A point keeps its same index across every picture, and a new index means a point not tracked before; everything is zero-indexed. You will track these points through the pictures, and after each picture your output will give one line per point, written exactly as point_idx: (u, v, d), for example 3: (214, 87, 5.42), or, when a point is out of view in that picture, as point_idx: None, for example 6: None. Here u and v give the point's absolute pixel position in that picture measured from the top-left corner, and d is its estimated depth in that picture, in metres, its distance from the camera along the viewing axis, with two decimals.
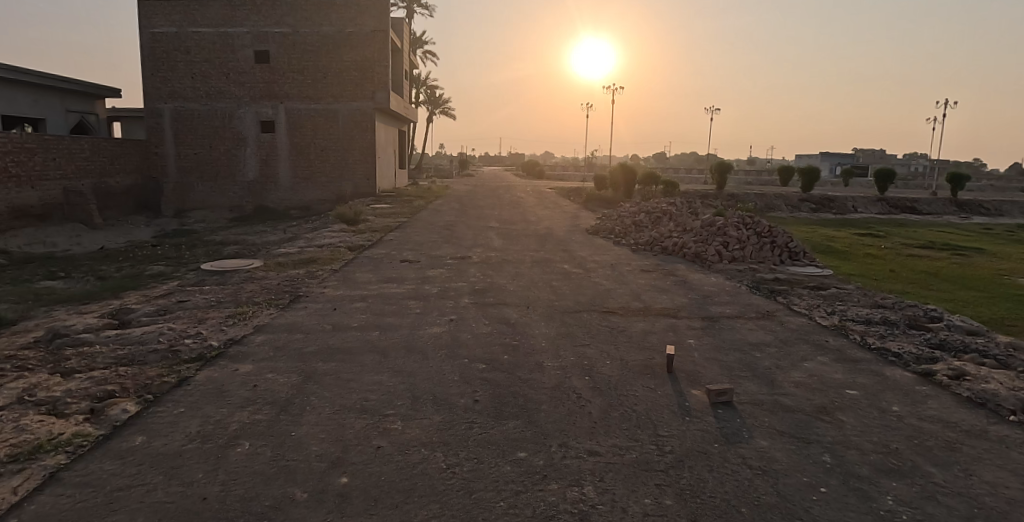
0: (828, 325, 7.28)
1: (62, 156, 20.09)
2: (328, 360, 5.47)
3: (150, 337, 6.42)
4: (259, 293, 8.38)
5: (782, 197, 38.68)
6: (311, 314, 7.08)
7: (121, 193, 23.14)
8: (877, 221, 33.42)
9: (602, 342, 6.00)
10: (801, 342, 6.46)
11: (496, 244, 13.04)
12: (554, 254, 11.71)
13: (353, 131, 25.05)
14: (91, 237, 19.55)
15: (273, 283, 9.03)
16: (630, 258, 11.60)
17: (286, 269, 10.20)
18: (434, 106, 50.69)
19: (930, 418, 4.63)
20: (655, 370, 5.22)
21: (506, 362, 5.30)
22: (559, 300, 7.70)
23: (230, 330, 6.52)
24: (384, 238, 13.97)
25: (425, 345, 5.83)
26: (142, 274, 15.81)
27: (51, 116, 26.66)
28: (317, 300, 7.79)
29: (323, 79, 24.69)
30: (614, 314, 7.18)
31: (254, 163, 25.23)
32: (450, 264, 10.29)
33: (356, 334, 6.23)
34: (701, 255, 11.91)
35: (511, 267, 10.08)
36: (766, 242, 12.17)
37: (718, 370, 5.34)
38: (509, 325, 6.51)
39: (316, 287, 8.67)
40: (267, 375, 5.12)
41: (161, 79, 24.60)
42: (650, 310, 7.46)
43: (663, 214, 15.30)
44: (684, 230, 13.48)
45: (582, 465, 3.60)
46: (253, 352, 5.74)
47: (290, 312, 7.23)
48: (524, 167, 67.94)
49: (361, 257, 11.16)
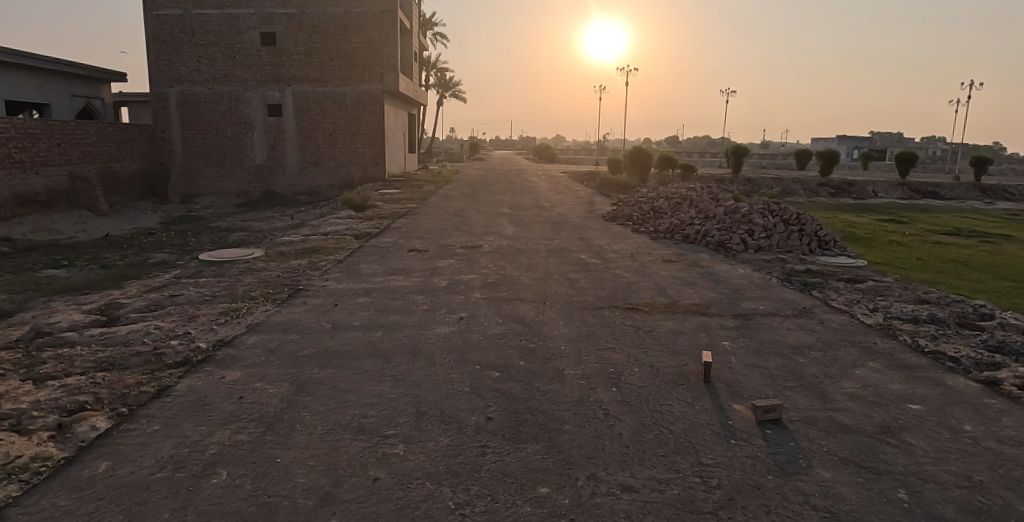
0: (873, 324, 6.63)
1: (67, 142, 19.69)
2: (325, 365, 4.94)
3: (135, 338, 5.93)
4: (257, 286, 7.86)
5: (800, 182, 37.76)
6: (310, 311, 6.56)
7: (128, 179, 22.75)
8: (899, 206, 32.46)
9: (628, 346, 5.40)
10: (847, 345, 5.83)
11: (509, 231, 12.46)
12: (570, 242, 11.10)
13: (362, 115, 24.44)
14: (96, 224, 19.18)
15: (273, 275, 8.51)
16: (650, 247, 10.96)
17: (287, 259, 9.67)
18: (445, 89, 50.02)
19: (1011, 441, 4.01)
20: (690, 380, 4.64)
21: (523, 370, 4.73)
22: (578, 295, 7.12)
23: (222, 329, 6.01)
24: (392, 225, 13.42)
25: (433, 348, 5.28)
26: (145, 263, 15.40)
27: (56, 100, 26.23)
28: (317, 295, 7.25)
29: (330, 62, 24.06)
30: (639, 311, 6.58)
31: (261, 147, 24.72)
32: (460, 254, 9.72)
33: (356, 335, 5.69)
34: (725, 244, 11.25)
35: (525, 257, 9.49)
36: (794, 230, 11.47)
37: (760, 380, 4.73)
38: (524, 324, 5.94)
39: (317, 279, 8.13)
40: (256, 385, 4.59)
41: (166, 62, 24.09)
42: (677, 306, 6.86)
43: (683, 200, 14.59)
44: (706, 216, 12.80)
45: (616, 505, 3.04)
46: (243, 356, 5.22)
47: (288, 308, 6.71)
48: (534, 151, 67.31)
49: (367, 246, 10.60)
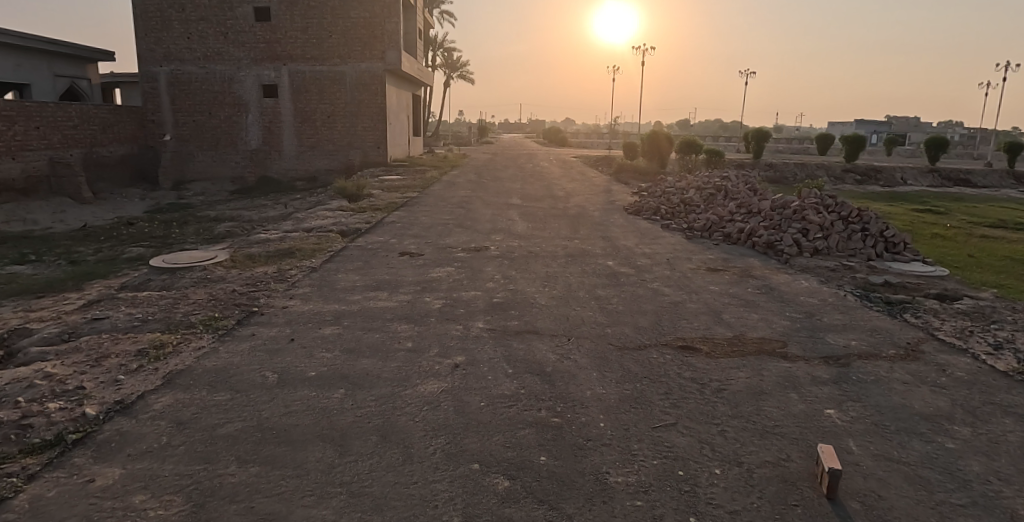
0: (1010, 372, 4.90)
1: (47, 125, 18.09)
2: (249, 458, 3.32)
3: (11, 393, 4.29)
4: (202, 306, 6.21)
5: (824, 168, 35.69)
6: (255, 350, 4.92)
7: (115, 164, 21.16)
8: (931, 194, 30.46)
9: (695, 420, 3.74)
10: (1000, 413, 4.15)
11: (520, 228, 10.76)
12: (592, 243, 9.43)
13: (362, 96, 22.69)
14: (77, 213, 17.63)
15: (229, 289, 6.86)
16: (689, 249, 9.26)
17: (254, 265, 8.03)
18: (452, 70, 48.13)
19: None
20: (804, 497, 3.02)
21: (546, 475, 3.09)
22: (613, 325, 5.41)
23: (128, 382, 4.38)
24: (385, 220, 11.74)
25: (411, 425, 3.62)
26: (118, 259, 13.85)
27: (38, 80, 24.67)
28: (273, 322, 5.60)
29: (328, 39, 22.27)
30: (696, 352, 4.87)
31: (255, 129, 23.07)
32: (461, 260, 8.03)
33: (307, 395, 4.05)
34: (776, 246, 9.48)
35: (541, 264, 7.82)
36: (856, 230, 9.73)
37: (915, 498, 3.09)
38: (543, 377, 4.27)
39: (280, 296, 6.48)
40: (135, 502, 3.00)
41: (155, 40, 22.42)
42: (750, 343, 5.18)
43: (718, 192, 12.83)
44: (748, 211, 11.03)
45: None
46: (138, 436, 3.61)
47: (228, 344, 5.07)
48: (544, 133, 65.32)
49: (353, 248, 8.98)
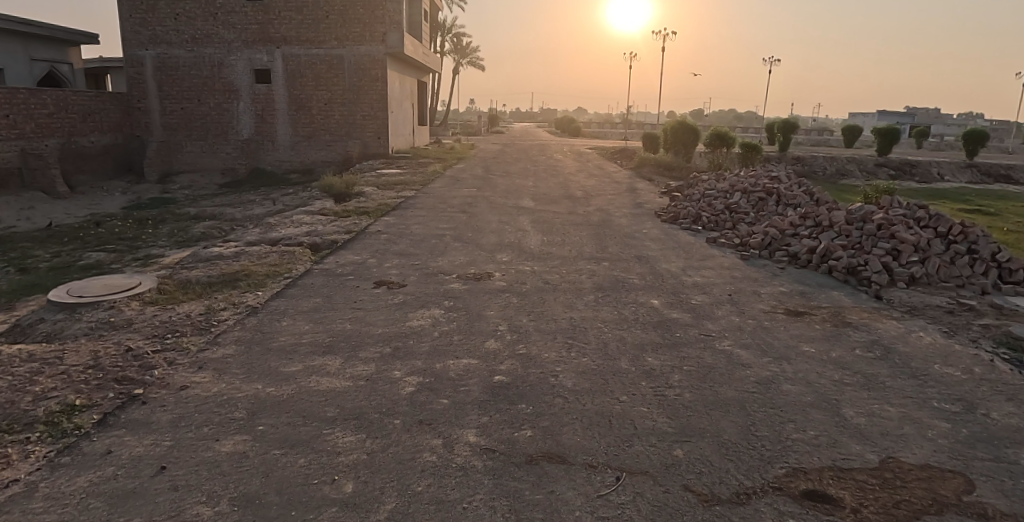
0: None
1: (17, 112, 16.22)
2: None
3: None
4: (66, 384, 4.20)
5: (856, 161, 33.10)
6: (91, 496, 2.94)
7: (95, 155, 19.26)
8: (974, 192, 27.92)
9: None
10: None
11: (536, 243, 8.74)
12: (631, 266, 7.39)
13: (361, 82, 20.64)
14: (47, 209, 15.76)
15: (125, 347, 4.85)
16: (756, 277, 7.19)
17: (182, 302, 6.05)
18: (461, 56, 46.00)
19: None
20: None
21: None
22: (685, 441, 3.36)
23: None
24: (370, 229, 9.75)
25: None
26: (72, 266, 11.94)
27: (14, 63, 22.82)
28: (149, 423, 3.60)
29: (325, 19, 20.18)
30: (837, 510, 2.85)
31: (245, 118, 21.10)
32: (458, 297, 6.02)
33: None
34: (860, 271, 7.43)
35: (568, 304, 5.81)
36: (960, 252, 7.60)
37: None
38: None
39: (186, 363, 4.46)
40: None
41: (140, 21, 20.46)
42: (928, 482, 3.13)
43: (769, 196, 10.66)
44: (815, 223, 8.92)
45: None
46: None
47: (52, 482, 3.07)
48: (557, 122, 62.98)
49: (321, 274, 6.97)
